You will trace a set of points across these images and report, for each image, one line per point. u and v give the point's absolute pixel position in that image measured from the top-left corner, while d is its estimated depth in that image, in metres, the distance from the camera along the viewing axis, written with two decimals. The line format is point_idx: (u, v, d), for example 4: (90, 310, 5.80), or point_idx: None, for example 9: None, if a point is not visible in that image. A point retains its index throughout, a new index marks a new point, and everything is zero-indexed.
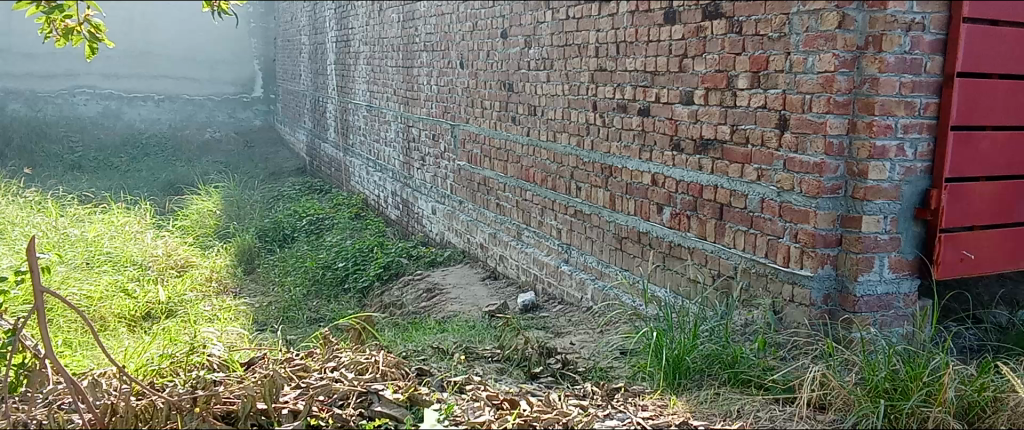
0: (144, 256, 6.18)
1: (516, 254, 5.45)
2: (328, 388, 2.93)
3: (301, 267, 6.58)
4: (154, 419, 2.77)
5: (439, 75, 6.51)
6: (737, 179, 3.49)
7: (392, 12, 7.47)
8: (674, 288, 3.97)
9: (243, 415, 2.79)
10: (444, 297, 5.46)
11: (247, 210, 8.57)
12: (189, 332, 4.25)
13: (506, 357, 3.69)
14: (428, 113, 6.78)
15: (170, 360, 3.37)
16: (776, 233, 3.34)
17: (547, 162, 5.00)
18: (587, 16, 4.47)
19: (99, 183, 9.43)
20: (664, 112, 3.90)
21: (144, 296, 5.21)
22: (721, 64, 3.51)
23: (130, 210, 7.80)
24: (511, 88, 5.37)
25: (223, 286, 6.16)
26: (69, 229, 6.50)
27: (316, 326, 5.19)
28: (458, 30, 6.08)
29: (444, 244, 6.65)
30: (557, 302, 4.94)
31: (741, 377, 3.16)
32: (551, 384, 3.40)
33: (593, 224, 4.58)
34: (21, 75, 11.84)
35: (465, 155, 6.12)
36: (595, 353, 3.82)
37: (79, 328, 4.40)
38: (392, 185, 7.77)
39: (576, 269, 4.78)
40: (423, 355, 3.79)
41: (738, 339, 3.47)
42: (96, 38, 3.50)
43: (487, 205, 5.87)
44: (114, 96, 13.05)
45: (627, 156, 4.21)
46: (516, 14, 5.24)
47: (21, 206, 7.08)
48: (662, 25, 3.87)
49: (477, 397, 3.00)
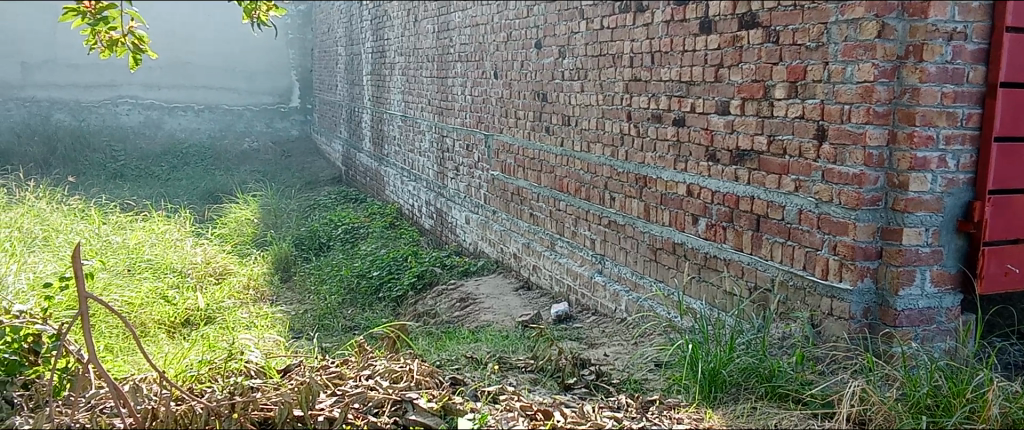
0: (184, 263, 6.29)
1: (549, 264, 5.44)
2: (364, 396, 2.95)
3: (336, 275, 6.64)
4: (193, 424, 2.81)
5: (473, 85, 6.55)
6: (774, 190, 3.45)
7: (427, 23, 7.53)
8: (709, 300, 3.93)
9: (280, 421, 2.83)
10: (477, 306, 5.47)
11: (284, 218, 8.67)
12: (226, 339, 4.32)
13: (540, 368, 3.68)
14: (462, 123, 6.82)
15: (209, 366, 3.42)
16: (814, 245, 3.30)
17: (580, 172, 5.00)
18: (621, 26, 4.46)
19: (140, 191, 9.62)
20: (699, 123, 3.88)
21: (183, 303, 5.30)
22: (758, 74, 3.47)
23: (171, 218, 7.95)
24: (545, 98, 5.37)
25: (260, 293, 6.25)
26: (112, 237, 6.63)
27: (350, 335, 5.24)
28: (493, 41, 6.11)
29: (477, 254, 6.67)
30: (590, 313, 4.92)
31: (778, 392, 3.12)
32: (585, 396, 3.39)
33: (627, 234, 4.56)
34: (65, 86, 12.40)
35: (499, 165, 6.14)
36: (630, 364, 3.80)
37: (120, 334, 4.47)
38: (425, 195, 7.83)
39: (610, 280, 4.76)
40: (457, 364, 3.80)
41: (775, 353, 3.43)
42: (141, 50, 3.57)
43: (521, 215, 5.88)
44: (156, 106, 13.34)
45: (662, 167, 4.20)
46: (550, 24, 5.24)
47: (65, 213, 7.25)
48: (697, 35, 3.85)
49: (511, 407, 3.00)
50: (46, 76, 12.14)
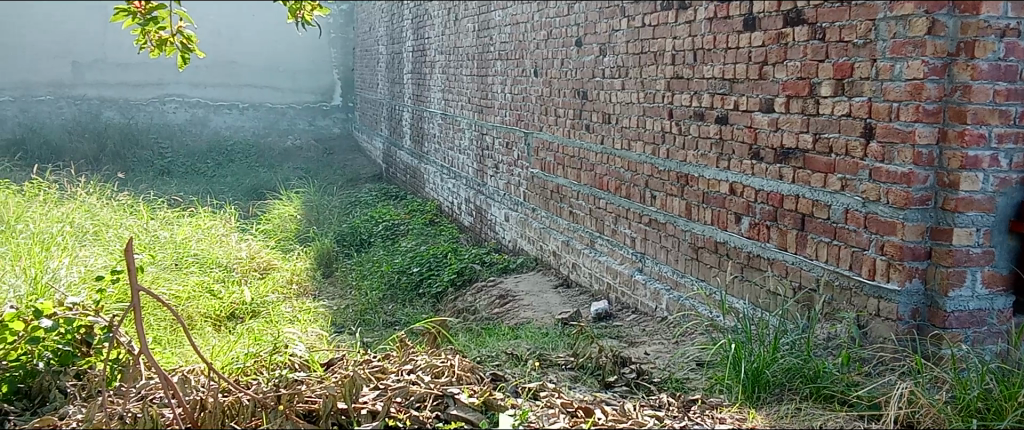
0: (229, 258, 6.41)
1: (588, 262, 5.43)
2: (406, 390, 2.98)
3: (377, 271, 6.71)
4: (240, 415, 2.87)
5: (513, 83, 6.56)
6: (820, 189, 3.40)
7: (467, 22, 7.56)
8: (752, 299, 3.89)
9: (325, 414, 2.86)
10: (517, 303, 5.48)
11: (327, 215, 8.77)
12: (271, 333, 4.40)
13: (580, 365, 3.67)
14: (502, 121, 6.84)
15: (255, 359, 3.51)
16: (861, 245, 3.24)
17: (621, 170, 4.98)
18: (663, 23, 4.43)
19: (187, 188, 9.82)
20: (742, 120, 3.83)
21: (229, 297, 5.40)
22: (804, 71, 3.42)
23: (217, 214, 8.11)
24: (585, 96, 5.36)
25: (303, 288, 6.34)
26: (159, 232, 6.79)
27: (391, 330, 5.29)
28: (533, 39, 6.11)
29: (517, 251, 6.67)
30: (630, 311, 4.89)
31: (823, 393, 3.09)
32: (626, 394, 3.38)
33: (668, 233, 4.52)
34: (115, 84, 12.99)
35: (539, 163, 6.14)
36: (671, 364, 3.78)
37: (169, 326, 4.58)
38: (465, 192, 7.85)
39: (651, 279, 4.73)
40: (497, 361, 3.81)
41: (820, 354, 3.38)
42: (189, 49, 3.64)
43: (560, 213, 5.87)
44: (201, 104, 13.62)
45: (704, 165, 4.16)
46: (591, 22, 5.22)
47: (115, 209, 7.44)
48: (741, 32, 3.80)
49: (552, 404, 3.00)
50: (97, 75, 12.80)
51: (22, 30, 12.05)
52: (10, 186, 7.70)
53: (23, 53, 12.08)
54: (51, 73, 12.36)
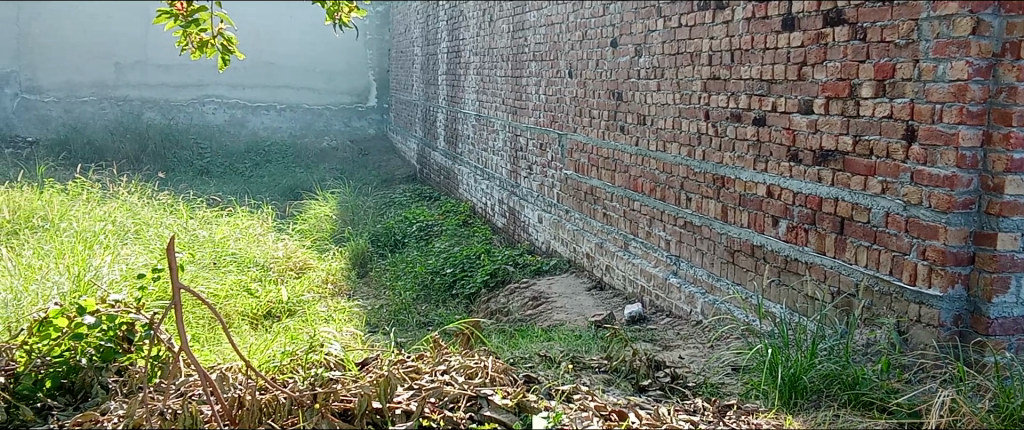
0: (266, 257, 6.50)
1: (622, 264, 5.40)
2: (440, 391, 2.99)
3: (411, 271, 6.74)
4: (277, 413, 2.91)
5: (547, 84, 6.55)
6: (860, 192, 3.34)
7: (502, 23, 7.57)
8: (790, 304, 3.83)
9: (360, 413, 2.88)
10: (549, 305, 5.47)
11: (362, 215, 8.84)
12: (307, 332, 4.45)
13: (613, 368, 3.65)
14: (536, 122, 6.83)
15: (292, 358, 3.56)
16: (902, 249, 3.18)
17: (655, 171, 4.94)
18: (700, 24, 4.39)
19: (225, 187, 9.98)
20: (781, 122, 3.78)
21: (266, 296, 5.47)
22: (843, 72, 3.37)
23: (254, 214, 8.22)
24: (620, 97, 5.33)
25: (338, 288, 6.40)
26: (198, 231, 6.89)
27: (425, 330, 5.32)
28: (568, 40, 6.10)
29: (550, 253, 6.66)
30: (664, 314, 4.86)
31: (862, 400, 3.04)
32: (660, 398, 3.35)
33: (704, 235, 4.48)
34: (157, 85, 13.25)
35: (573, 164, 6.12)
36: (706, 368, 3.75)
37: (207, 324, 4.65)
38: (498, 193, 7.86)
39: (685, 282, 4.69)
40: (530, 363, 3.81)
41: (859, 361, 3.33)
42: (229, 52, 3.68)
43: (594, 215, 5.85)
44: (240, 105, 13.80)
45: (741, 167, 4.11)
46: (626, 23, 5.20)
47: (155, 208, 7.57)
48: (780, 33, 3.76)
49: (585, 407, 2.99)
50: (139, 76, 13.11)
51: (67, 32, 12.51)
52: (54, 185, 7.90)
53: (67, 54, 12.57)
54: (95, 74, 12.83)
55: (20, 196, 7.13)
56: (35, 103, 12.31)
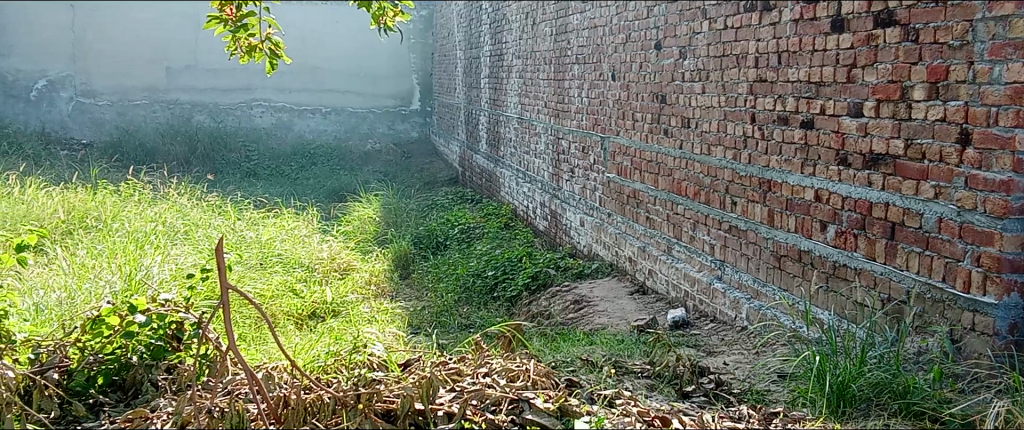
0: (311, 258, 6.59)
1: (665, 269, 5.35)
2: (482, 393, 2.98)
3: (453, 274, 6.77)
4: (322, 412, 2.94)
5: (590, 87, 6.52)
6: (911, 196, 3.26)
7: (546, 26, 7.56)
8: (838, 310, 3.76)
9: (402, 414, 2.91)
10: (592, 309, 5.45)
11: (405, 217, 8.90)
12: (351, 333, 4.51)
13: (657, 374, 3.60)
14: (578, 125, 6.81)
15: (336, 358, 3.61)
16: (955, 256, 3.10)
17: (700, 175, 4.89)
18: (747, 25, 4.33)
19: (272, 189, 10.15)
20: (829, 125, 3.71)
21: (311, 296, 5.55)
22: (895, 74, 3.29)
23: (300, 215, 8.35)
24: (664, 100, 5.28)
25: (381, 289, 6.46)
26: (246, 232, 7.01)
27: (467, 333, 5.34)
28: (612, 42, 6.06)
29: (592, 256, 6.63)
30: (708, 320, 4.80)
31: (913, 409, 2.97)
32: (704, 404, 3.31)
33: (749, 240, 4.42)
34: (206, 89, 13.54)
35: (615, 167, 6.09)
36: (751, 375, 3.70)
37: (254, 323, 4.74)
38: (540, 196, 7.84)
39: (730, 287, 4.63)
40: (572, 366, 3.79)
41: (910, 369, 3.26)
42: (277, 55, 3.73)
43: (636, 218, 5.80)
44: (287, 109, 14.02)
45: (788, 171, 4.05)
46: (671, 25, 5.15)
47: (205, 209, 7.73)
48: (829, 35, 3.68)
49: (628, 412, 2.95)
50: (189, 81, 13.40)
51: None
52: (107, 186, 8.10)
53: (120, 58, 12.94)
54: (146, 78, 13.14)
55: (75, 197, 7.34)
56: (88, 106, 12.83)
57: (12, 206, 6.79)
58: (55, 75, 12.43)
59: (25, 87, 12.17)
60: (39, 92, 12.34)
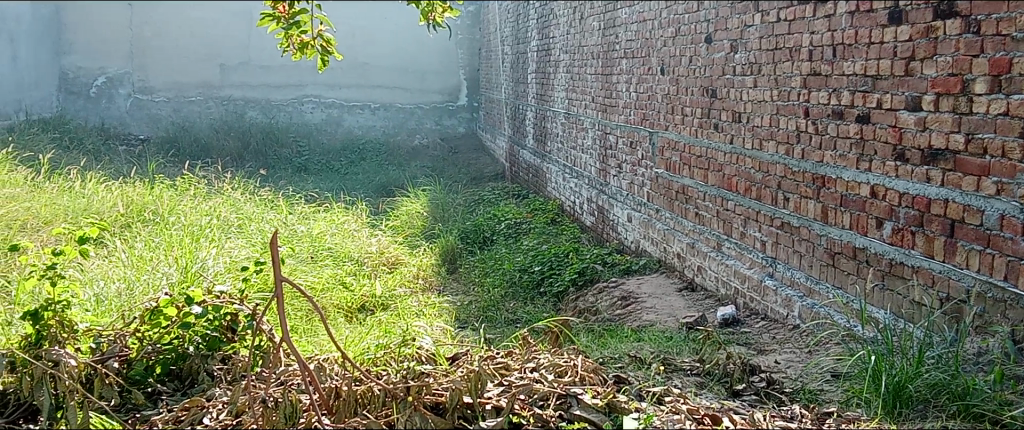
0: (361, 252, 6.68)
1: (715, 265, 5.28)
2: (530, 388, 2.99)
3: (499, 269, 6.79)
4: (372, 404, 2.98)
5: (638, 81, 6.47)
6: (972, 193, 3.17)
7: (594, 20, 7.51)
8: (894, 309, 3.67)
9: (451, 407, 2.92)
10: (639, 305, 5.41)
11: (452, 212, 8.95)
12: (400, 326, 4.57)
13: (706, 371, 3.56)
14: (626, 120, 6.76)
15: (386, 350, 3.65)
16: (1017, 254, 3.00)
17: (751, 170, 4.82)
18: (800, 18, 4.24)
19: (322, 184, 10.31)
20: (887, 119, 3.62)
21: (360, 290, 5.63)
22: (955, 67, 3.20)
23: (350, 210, 8.47)
24: (714, 94, 5.21)
25: (429, 283, 6.52)
26: (297, 226, 7.13)
27: (513, 327, 5.35)
28: (661, 36, 6.00)
29: (639, 252, 6.59)
30: (759, 318, 4.73)
31: (973, 411, 2.88)
32: (755, 403, 3.26)
33: (802, 237, 4.34)
34: (259, 85, 13.78)
35: (664, 163, 6.04)
36: (804, 374, 3.64)
37: (306, 316, 4.83)
38: (587, 192, 7.81)
39: (782, 285, 4.55)
40: (620, 363, 3.78)
41: (969, 370, 3.17)
42: (328, 52, 3.74)
43: (685, 214, 5.74)
44: (336, 105, 14.20)
45: (843, 166, 3.96)
46: (722, 18, 5.08)
47: (258, 203, 7.89)
48: (886, 27, 3.59)
49: (677, 410, 2.93)
50: (242, 77, 13.66)
51: (177, 35, 13.18)
52: (164, 181, 8.31)
53: (176, 56, 13.24)
54: (201, 75, 13.44)
55: (133, 191, 7.55)
56: (146, 102, 13.21)
57: (74, 200, 7.02)
58: (115, 72, 12.94)
59: (87, 84, 12.86)
60: (100, 88, 12.93)
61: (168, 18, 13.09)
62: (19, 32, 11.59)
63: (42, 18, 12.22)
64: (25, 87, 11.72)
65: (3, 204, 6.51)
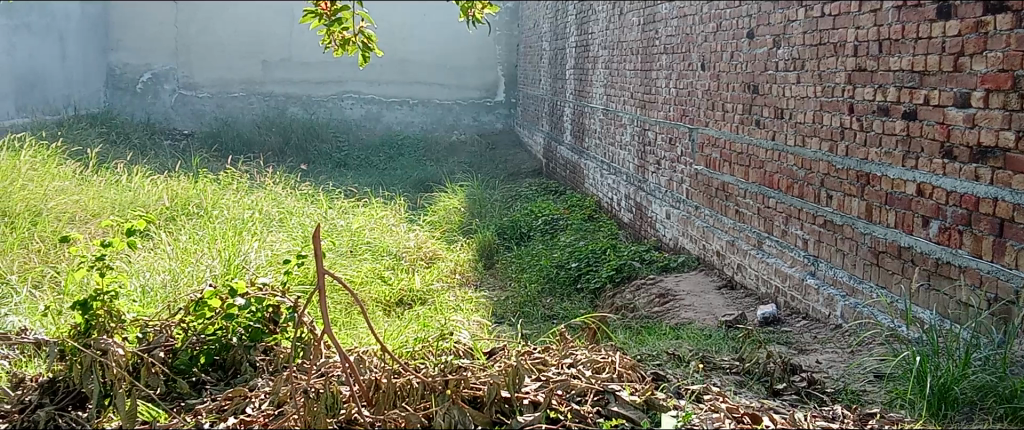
0: (399, 246, 6.74)
1: (755, 264, 5.22)
2: (567, 384, 3.00)
3: (536, 265, 6.79)
4: (411, 396, 3.01)
5: (679, 77, 6.41)
6: None
7: (634, 16, 7.46)
8: (940, 310, 3.60)
9: (489, 401, 2.93)
10: (677, 303, 5.37)
11: (489, 208, 8.97)
12: (438, 320, 4.60)
13: (746, 370, 3.53)
14: (666, 117, 6.71)
15: (424, 344, 3.68)
16: None
17: (793, 168, 4.75)
18: (846, 12, 4.17)
19: (361, 179, 10.40)
20: (934, 116, 3.54)
21: (399, 284, 5.68)
22: (1006, 63, 3.12)
23: (388, 205, 8.54)
24: (756, 90, 5.14)
25: (466, 278, 6.55)
26: (337, 220, 7.21)
27: (550, 323, 5.35)
28: (701, 32, 5.95)
29: (678, 250, 6.54)
30: (800, 317, 4.67)
31: (1021, 414, 2.82)
32: (796, 403, 3.22)
33: (845, 235, 4.27)
34: (300, 81, 13.93)
35: (703, 160, 5.98)
36: (846, 375, 3.59)
37: (346, 309, 4.88)
38: (625, 188, 7.77)
39: (824, 284, 4.49)
40: (658, 360, 3.76)
41: (1017, 372, 3.10)
42: (369, 48, 3.74)
43: (725, 212, 5.68)
44: (375, 101, 14.30)
45: (888, 164, 3.89)
46: (765, 13, 5.01)
47: (299, 198, 7.99)
48: (934, 21, 3.52)
49: (716, 408, 2.90)
50: (284, 73, 13.82)
51: (221, 31, 13.42)
52: (207, 175, 8.45)
53: (220, 52, 13.48)
54: (244, 71, 13.64)
55: (178, 185, 7.69)
56: (190, 98, 13.48)
57: (121, 193, 7.20)
58: (160, 68, 13.27)
59: (133, 81, 13.24)
60: (146, 84, 13.28)
61: (213, 15, 13.34)
62: (68, 29, 12.14)
63: (92, 16, 12.75)
64: (74, 83, 12.26)
65: (53, 197, 6.69)
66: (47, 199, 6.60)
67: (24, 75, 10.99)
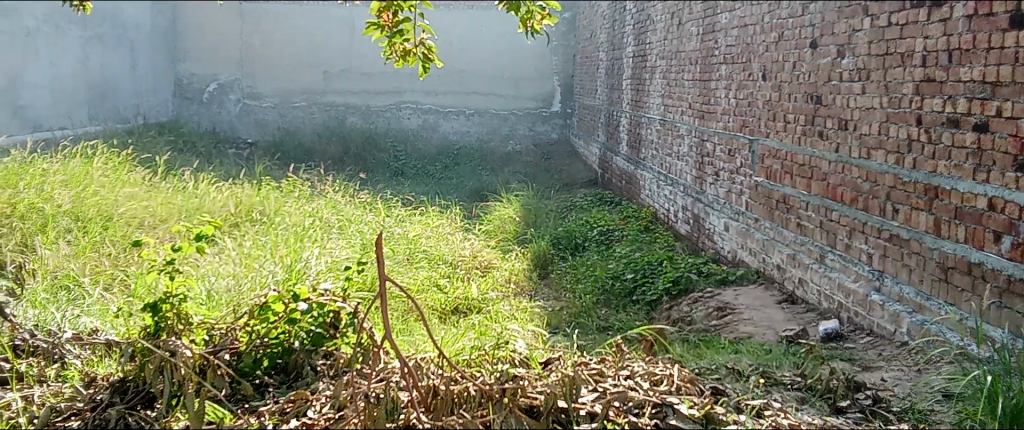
0: (455, 255, 6.80)
1: (817, 278, 5.12)
2: (624, 395, 2.98)
3: (591, 276, 6.77)
4: (468, 403, 3.04)
5: (738, 87, 6.34)
6: None
7: (693, 25, 7.40)
8: (1013, 328, 3.48)
9: (546, 411, 2.93)
10: (736, 317, 5.29)
11: (544, 217, 8.99)
12: (494, 329, 4.61)
13: (808, 386, 3.48)
14: (725, 128, 6.64)
15: (480, 353, 3.70)
16: None
17: (858, 180, 4.65)
18: (913, 22, 4.08)
19: (418, 188, 10.53)
20: (1007, 128, 3.44)
21: (454, 293, 5.72)
22: None
23: (444, 214, 8.63)
24: (819, 101, 5.05)
25: (521, 288, 6.57)
26: (394, 228, 7.31)
27: (605, 335, 5.34)
28: (762, 42, 5.87)
29: (736, 263, 6.45)
30: (864, 333, 4.56)
31: None
32: (860, 421, 3.15)
33: (912, 250, 4.15)
34: (359, 91, 14.13)
35: (764, 171, 5.89)
36: (913, 393, 3.50)
37: (403, 316, 4.95)
38: (682, 200, 7.69)
39: (889, 299, 4.37)
40: (717, 374, 3.72)
41: None
42: (429, 59, 3.77)
43: (787, 224, 5.58)
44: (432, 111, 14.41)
45: (958, 177, 3.77)
46: (829, 23, 4.93)
47: (358, 206, 8.15)
48: (1007, 31, 3.41)
49: (777, 425, 2.89)
50: (344, 84, 14.06)
51: (284, 42, 13.78)
52: (270, 183, 8.67)
53: (282, 62, 13.83)
54: (305, 81, 13.95)
55: (242, 192, 7.90)
56: (253, 108, 13.91)
57: (188, 200, 7.43)
58: (226, 79, 13.78)
59: (199, 90, 13.87)
60: (212, 94, 13.87)
61: (277, 26, 13.71)
62: (139, 40, 12.70)
63: (161, 28, 13.42)
64: (144, 92, 12.82)
65: (124, 202, 6.93)
66: (118, 205, 6.84)
67: (98, 84, 11.55)
